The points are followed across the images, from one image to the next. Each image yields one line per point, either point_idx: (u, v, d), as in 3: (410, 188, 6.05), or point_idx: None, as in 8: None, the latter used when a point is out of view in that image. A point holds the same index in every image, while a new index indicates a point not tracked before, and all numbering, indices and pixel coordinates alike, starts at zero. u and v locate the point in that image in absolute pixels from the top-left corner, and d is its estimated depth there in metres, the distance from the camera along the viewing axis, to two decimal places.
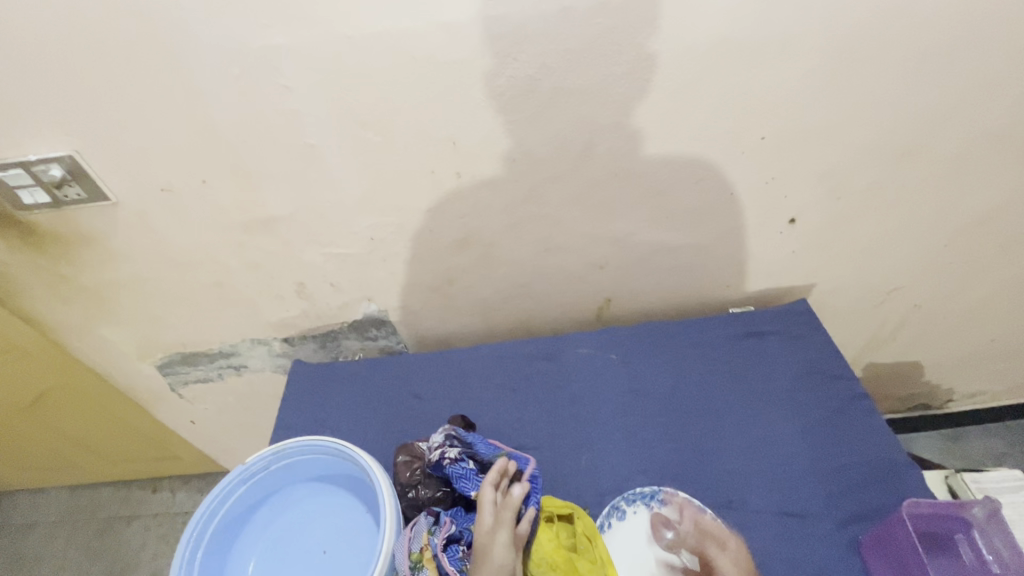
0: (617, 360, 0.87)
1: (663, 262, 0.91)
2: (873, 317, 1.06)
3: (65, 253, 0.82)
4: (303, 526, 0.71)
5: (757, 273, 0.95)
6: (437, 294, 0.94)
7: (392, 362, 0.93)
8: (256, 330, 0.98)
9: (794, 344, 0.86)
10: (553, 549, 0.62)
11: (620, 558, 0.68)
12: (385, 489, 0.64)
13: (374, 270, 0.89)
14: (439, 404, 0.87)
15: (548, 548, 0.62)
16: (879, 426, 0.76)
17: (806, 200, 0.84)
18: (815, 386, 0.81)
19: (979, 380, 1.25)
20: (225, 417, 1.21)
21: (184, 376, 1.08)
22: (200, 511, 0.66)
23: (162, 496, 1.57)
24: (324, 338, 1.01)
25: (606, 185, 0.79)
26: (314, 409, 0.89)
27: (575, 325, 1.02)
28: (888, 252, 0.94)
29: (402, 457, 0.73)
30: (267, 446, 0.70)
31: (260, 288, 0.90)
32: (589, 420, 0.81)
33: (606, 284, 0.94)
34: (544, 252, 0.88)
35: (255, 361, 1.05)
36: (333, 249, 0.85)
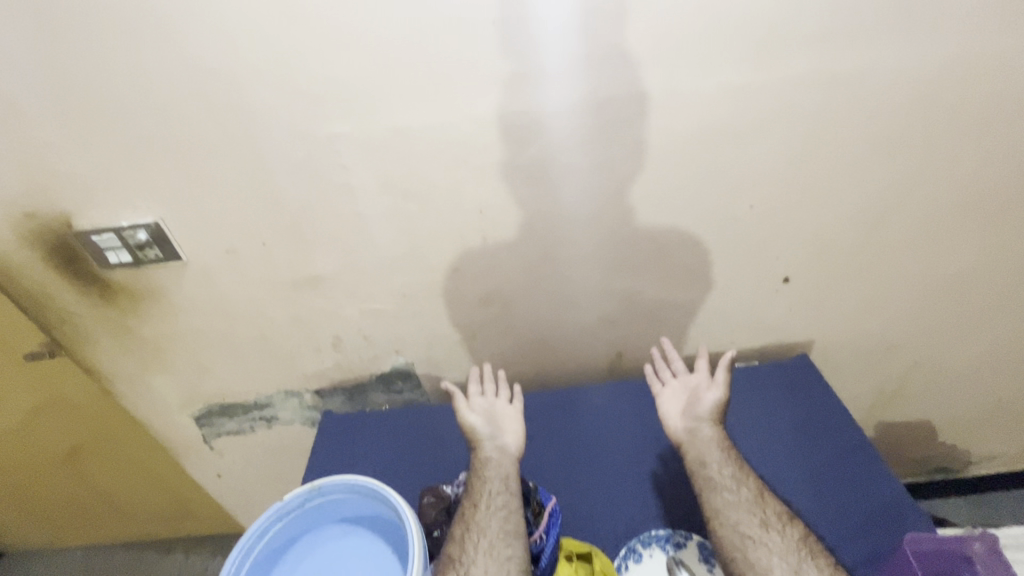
0: (628, 410, 0.93)
1: (670, 319, 0.99)
2: (876, 374, 1.10)
3: (134, 308, 0.93)
4: (332, 564, 0.74)
5: (760, 329, 1.02)
6: (461, 347, 1.01)
7: (417, 412, 0.99)
8: (291, 381, 1.06)
9: (797, 396, 0.92)
10: None
11: None
12: (414, 525, 0.68)
13: (404, 325, 0.97)
14: (462, 451, 0.92)
15: None
16: (884, 472, 0.79)
17: (797, 261, 0.93)
18: (818, 435, 0.86)
19: (995, 440, 1.26)
20: (251, 471, 1.25)
21: (218, 428, 1.14)
22: (240, 543, 0.70)
23: (176, 558, 1.56)
24: (353, 390, 1.08)
25: (615, 247, 0.89)
26: (344, 456, 0.94)
27: (589, 379, 1.08)
28: (881, 309, 1.00)
29: (426, 497, 0.78)
30: (304, 484, 0.75)
31: (300, 341, 0.99)
32: (604, 465, 0.86)
33: (617, 338, 1.01)
34: (559, 308, 0.97)
35: (286, 413, 1.11)
36: (369, 305, 0.94)
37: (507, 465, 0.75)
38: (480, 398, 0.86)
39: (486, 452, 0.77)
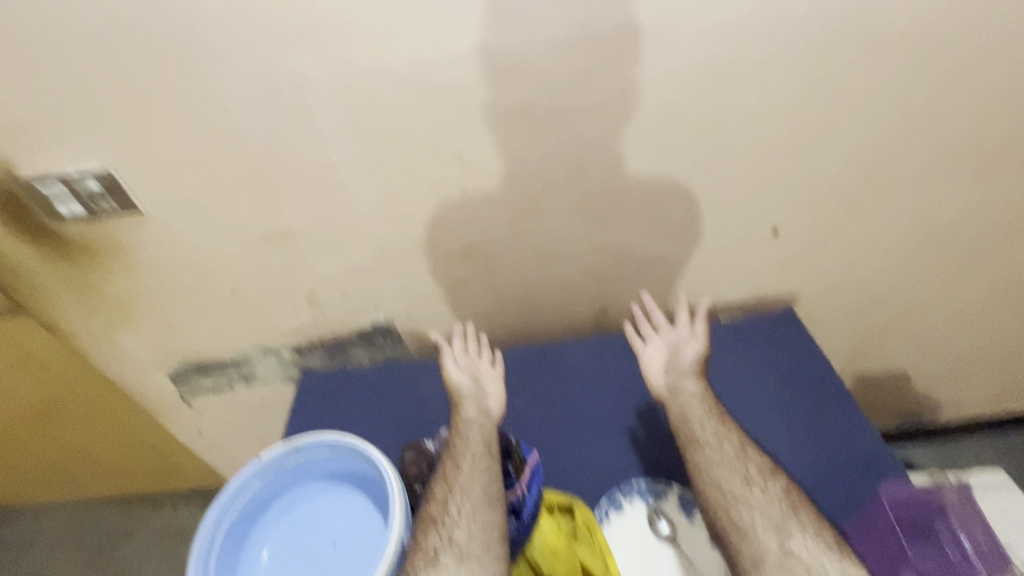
0: (612, 365, 0.93)
1: (656, 272, 0.97)
2: (857, 326, 1.10)
3: (94, 264, 0.88)
4: (314, 520, 0.73)
5: (746, 282, 1.00)
6: (442, 303, 0.98)
7: (398, 368, 0.97)
8: (268, 338, 1.03)
9: (779, 348, 0.92)
10: (554, 537, 0.66)
11: (619, 548, 0.71)
12: (394, 481, 0.67)
13: (381, 279, 0.94)
14: (444, 407, 0.91)
15: (549, 536, 0.66)
16: (861, 421, 0.80)
17: (787, 212, 0.90)
18: (798, 386, 0.86)
19: (966, 388, 1.29)
20: (233, 428, 1.24)
21: (196, 386, 1.12)
22: (217, 502, 0.69)
23: (165, 513, 1.58)
24: (332, 347, 1.05)
25: (600, 197, 0.85)
26: (324, 413, 0.93)
27: (572, 333, 1.06)
28: (867, 261, 0.99)
29: (408, 454, 0.77)
30: (281, 442, 0.74)
31: (273, 297, 0.95)
32: (586, 419, 0.86)
33: (602, 293, 0.99)
34: (542, 261, 0.94)
35: (265, 370, 1.09)
36: (344, 259, 0.90)
37: (487, 427, 0.76)
38: (462, 360, 0.89)
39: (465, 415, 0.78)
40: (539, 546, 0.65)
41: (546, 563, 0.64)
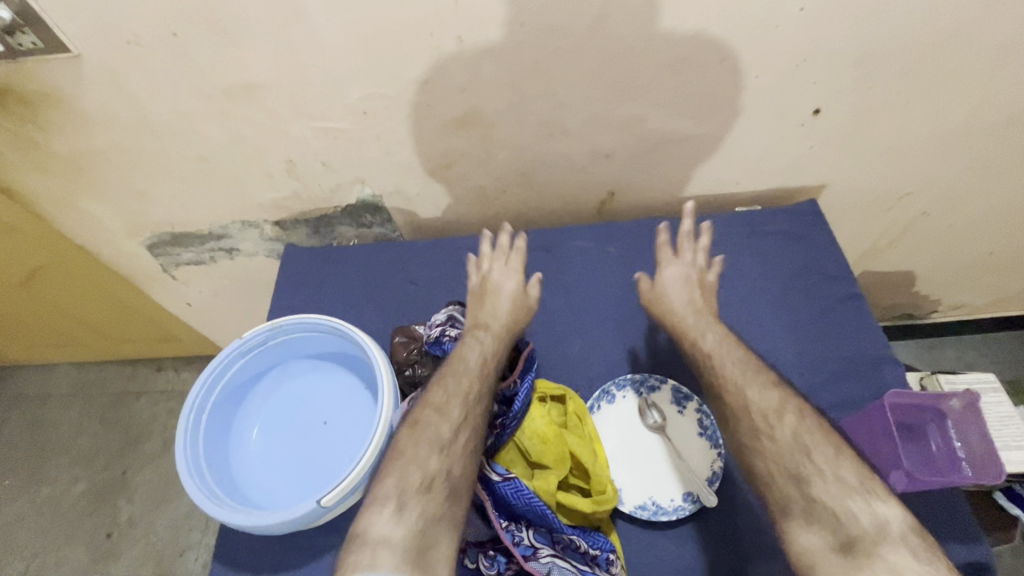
0: (615, 255, 0.87)
1: (674, 154, 0.86)
2: (879, 223, 1.03)
3: (33, 115, 0.76)
4: (303, 397, 0.73)
5: (770, 171, 0.90)
6: (433, 179, 0.89)
7: (387, 249, 0.91)
8: (246, 210, 0.95)
9: (795, 244, 0.86)
10: (544, 424, 0.65)
11: (608, 436, 0.71)
12: (383, 365, 0.66)
13: (366, 150, 0.83)
14: (435, 291, 0.87)
15: (540, 423, 0.65)
16: (869, 324, 0.77)
17: (834, 88, 0.78)
18: (810, 285, 0.82)
19: (968, 292, 1.27)
20: (222, 302, 1.21)
21: (176, 258, 1.07)
22: (202, 379, 0.67)
23: (167, 375, 1.63)
24: (316, 223, 0.98)
25: (621, 60, 0.72)
26: (309, 292, 0.89)
27: (575, 219, 0.99)
28: (909, 153, 0.89)
29: (398, 337, 0.74)
30: (264, 322, 0.70)
31: (246, 165, 0.85)
32: (583, 310, 0.82)
33: (610, 176, 0.90)
34: (548, 137, 0.83)
35: (247, 244, 1.03)
36: (321, 124, 0.79)
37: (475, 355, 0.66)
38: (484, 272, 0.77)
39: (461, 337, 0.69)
40: (529, 432, 0.65)
41: (537, 447, 0.64)
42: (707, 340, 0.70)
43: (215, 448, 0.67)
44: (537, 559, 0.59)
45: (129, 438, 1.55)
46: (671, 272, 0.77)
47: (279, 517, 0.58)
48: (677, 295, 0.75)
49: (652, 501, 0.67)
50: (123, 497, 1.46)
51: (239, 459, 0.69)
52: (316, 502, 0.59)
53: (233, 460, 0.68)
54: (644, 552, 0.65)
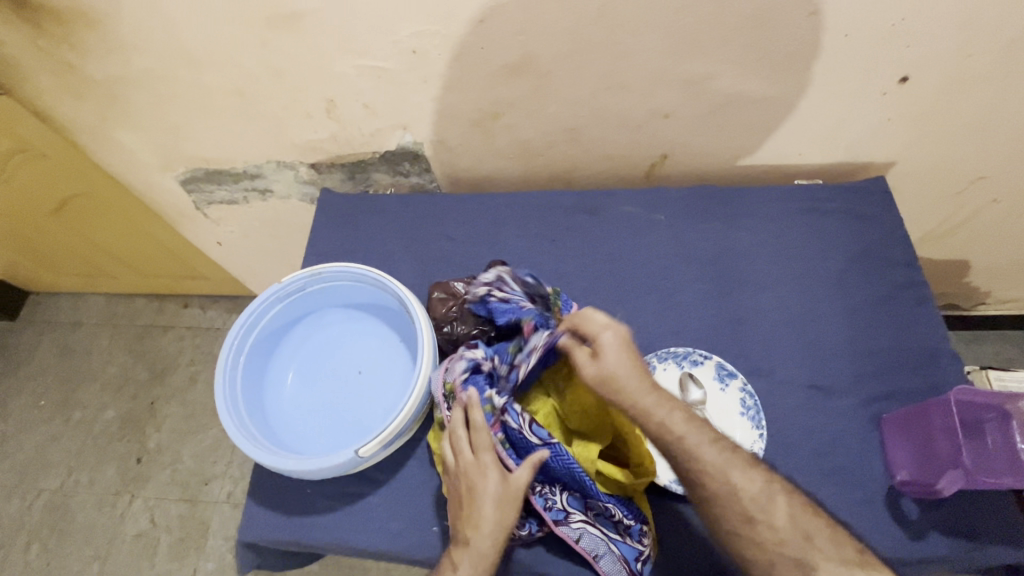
0: (663, 222, 0.83)
1: (737, 118, 0.81)
2: (943, 208, 0.97)
3: (69, 34, 0.73)
4: (338, 348, 0.72)
5: (837, 143, 0.84)
6: (477, 130, 0.85)
7: (425, 201, 0.89)
8: (281, 150, 0.92)
9: (857, 224, 0.81)
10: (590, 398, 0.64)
11: None
12: (423, 319, 0.64)
13: (410, 93, 0.79)
14: (473, 247, 0.84)
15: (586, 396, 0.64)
16: (927, 314, 0.74)
17: (926, 54, 0.71)
18: (869, 268, 0.78)
19: (1023, 286, 1.20)
20: (251, 243, 1.20)
21: (209, 196, 1.05)
22: (240, 321, 0.66)
23: (193, 312, 1.65)
24: (353, 169, 0.95)
25: (695, 8, 0.66)
26: (344, 240, 0.87)
27: (621, 182, 0.94)
28: (993, 132, 0.82)
29: (437, 293, 0.72)
30: (303, 268, 0.69)
31: (285, 102, 0.82)
32: (626, 277, 0.80)
33: (665, 138, 0.84)
34: (604, 91, 0.77)
35: (280, 186, 1.00)
36: (366, 62, 0.74)
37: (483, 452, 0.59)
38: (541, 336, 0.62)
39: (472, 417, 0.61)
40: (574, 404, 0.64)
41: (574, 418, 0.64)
42: (706, 453, 0.57)
43: (252, 392, 0.67)
44: (568, 524, 0.60)
45: (156, 371, 1.59)
46: (598, 368, 0.59)
47: (317, 463, 0.59)
48: (612, 369, 0.59)
49: None
50: (151, 426, 1.52)
51: (275, 404, 0.68)
52: (353, 452, 0.59)
53: (269, 405, 0.68)
54: (674, 525, 0.64)
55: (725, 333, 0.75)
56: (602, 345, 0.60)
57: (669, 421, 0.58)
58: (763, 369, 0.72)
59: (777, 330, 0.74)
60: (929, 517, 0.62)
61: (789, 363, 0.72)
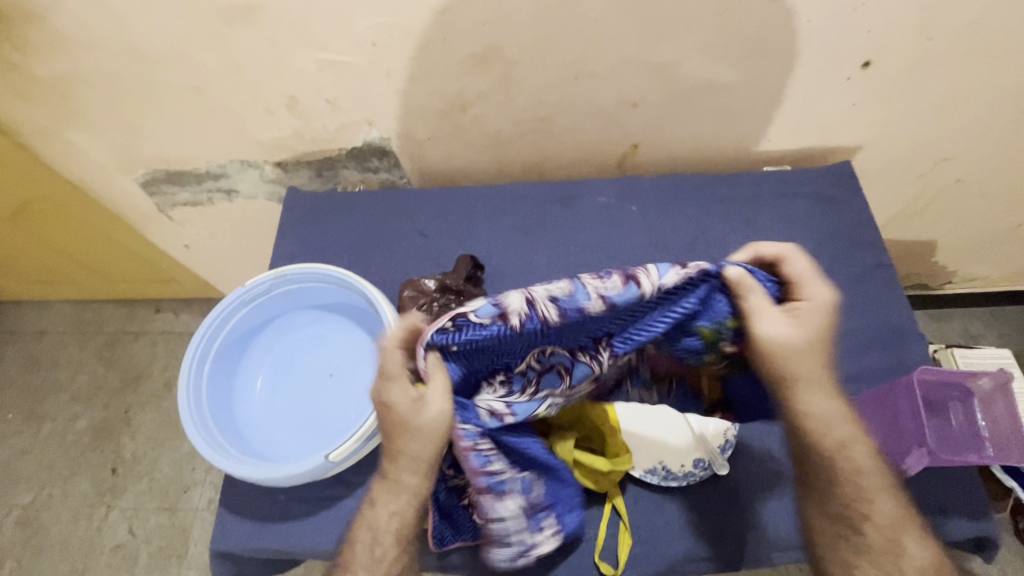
0: (636, 212, 0.83)
1: (706, 105, 0.80)
2: (910, 189, 0.98)
3: (10, 31, 0.70)
4: (309, 350, 0.71)
5: (807, 128, 0.85)
6: (446, 122, 0.83)
7: (396, 197, 0.87)
8: (243, 148, 0.89)
9: (826, 208, 0.82)
10: None
11: None
12: (392, 318, 0.63)
13: (374, 86, 0.77)
14: (445, 242, 0.82)
15: None
16: (895, 296, 0.75)
17: (889, 36, 0.71)
18: (838, 252, 0.79)
19: (989, 263, 1.23)
20: (220, 245, 1.17)
21: (173, 198, 1.02)
22: (203, 327, 0.64)
23: (165, 316, 1.61)
24: (320, 165, 0.92)
25: None
26: (312, 239, 0.85)
27: (594, 173, 0.94)
28: (955, 113, 0.83)
29: (407, 292, 0.71)
30: (267, 270, 0.67)
31: (245, 98, 0.79)
32: (600, 268, 0.79)
33: (637, 126, 0.84)
34: (572, 80, 0.76)
35: (246, 186, 0.98)
36: (327, 55, 0.72)
37: None
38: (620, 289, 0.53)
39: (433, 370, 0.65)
40: None
41: None
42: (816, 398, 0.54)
43: (219, 399, 0.65)
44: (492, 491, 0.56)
45: (130, 378, 1.54)
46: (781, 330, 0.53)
47: (287, 470, 0.57)
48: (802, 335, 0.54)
49: (661, 466, 0.62)
50: (126, 435, 1.48)
51: (244, 410, 0.67)
52: (323, 456, 0.57)
53: (237, 412, 0.66)
54: (653, 515, 0.63)
55: None
56: (799, 309, 0.54)
57: (819, 405, 0.54)
58: None
59: None
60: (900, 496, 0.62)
61: None
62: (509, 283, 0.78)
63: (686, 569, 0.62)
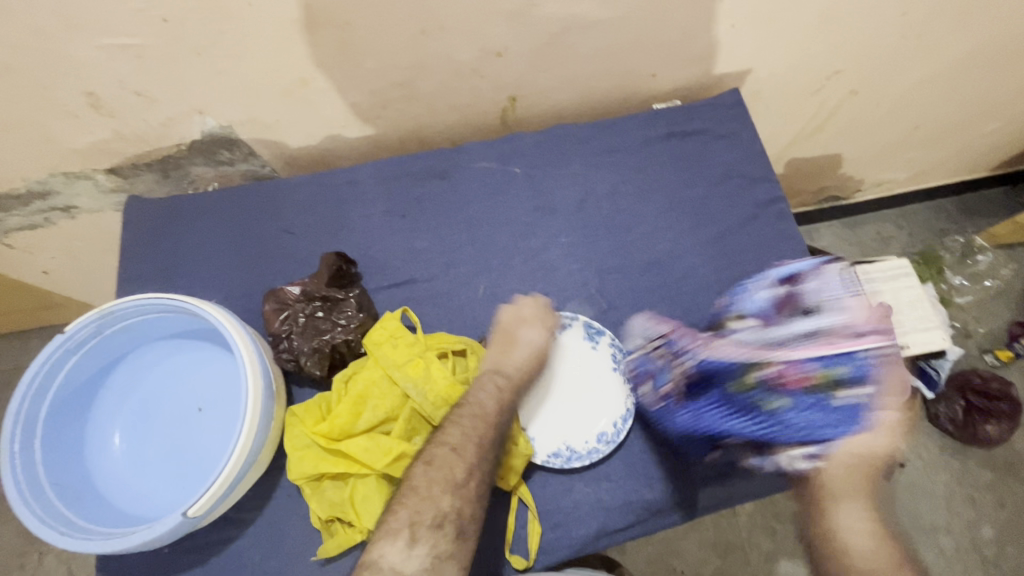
0: (520, 175, 0.76)
1: (578, 44, 0.72)
2: (806, 107, 0.95)
3: None
4: (171, 389, 0.64)
5: (690, 57, 0.78)
6: (290, 102, 0.72)
7: (253, 192, 0.76)
8: (60, 159, 0.75)
9: (715, 144, 0.78)
10: (448, 386, 0.60)
11: None
12: (242, 344, 0.56)
13: (188, 69, 0.65)
14: (316, 239, 0.74)
15: (442, 385, 0.59)
16: (786, 230, 0.73)
17: None
18: (731, 191, 0.75)
19: (893, 168, 1.24)
20: (85, 267, 1.02)
21: (1, 225, 0.86)
22: (21, 391, 0.54)
23: None
24: (164, 166, 0.80)
25: None
26: (166, 255, 0.74)
27: (477, 133, 0.85)
28: (838, 24, 0.78)
29: (269, 305, 0.64)
30: (89, 311, 0.57)
31: (32, 102, 0.65)
32: (488, 243, 0.73)
33: (507, 78, 0.75)
34: (421, 35, 0.66)
35: (85, 200, 0.84)
36: (110, 40, 0.60)
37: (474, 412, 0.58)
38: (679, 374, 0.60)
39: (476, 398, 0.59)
40: (429, 396, 0.59)
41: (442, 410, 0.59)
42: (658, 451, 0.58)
43: (67, 466, 0.57)
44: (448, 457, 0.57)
45: None
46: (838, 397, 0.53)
47: (143, 537, 0.50)
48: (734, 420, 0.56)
49: (565, 447, 0.64)
50: None
51: (104, 470, 0.60)
52: (180, 514, 0.50)
53: (96, 474, 0.59)
54: (560, 498, 0.62)
55: (595, 285, 0.71)
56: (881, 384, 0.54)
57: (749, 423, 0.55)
58: (633, 317, 0.70)
59: (644, 273, 0.72)
60: None
61: (661, 305, 0.70)
62: (391, 274, 0.72)
63: (598, 546, 0.62)
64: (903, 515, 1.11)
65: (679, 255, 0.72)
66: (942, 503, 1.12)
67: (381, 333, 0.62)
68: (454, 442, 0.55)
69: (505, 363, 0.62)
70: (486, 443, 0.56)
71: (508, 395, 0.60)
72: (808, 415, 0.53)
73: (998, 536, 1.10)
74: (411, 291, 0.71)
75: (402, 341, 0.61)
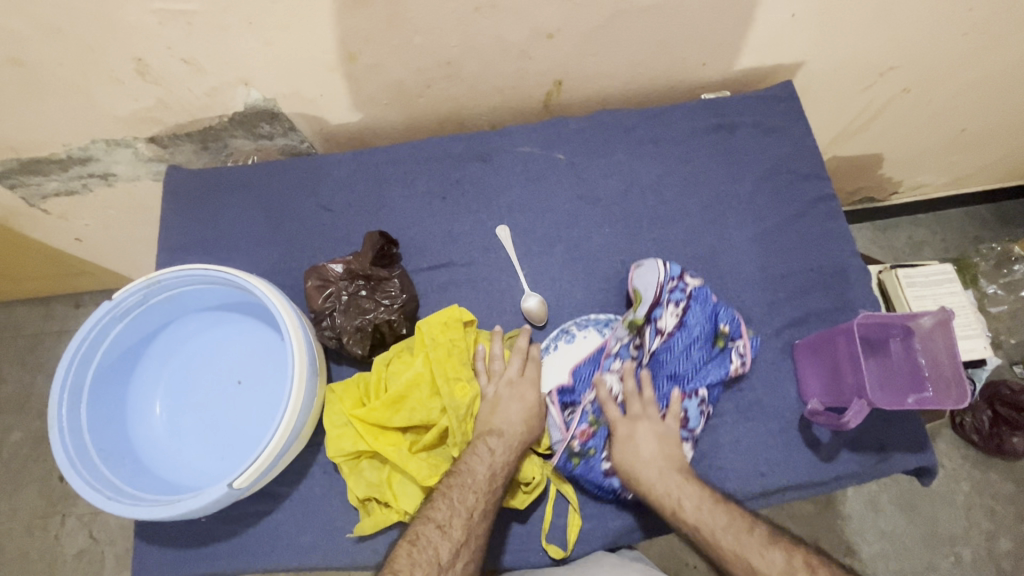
0: (563, 161, 0.75)
1: (631, 28, 0.70)
2: (856, 103, 0.92)
3: None
4: (210, 360, 0.64)
5: (744, 47, 0.76)
6: (335, 77, 0.71)
7: (291, 168, 0.76)
8: (102, 125, 0.74)
9: (765, 138, 0.75)
10: (481, 391, 0.62)
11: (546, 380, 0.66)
12: (289, 320, 0.56)
13: (237, 38, 0.64)
14: (354, 217, 0.73)
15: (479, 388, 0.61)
16: (836, 230, 0.72)
17: None
18: (778, 187, 0.74)
19: (935, 171, 1.20)
20: (116, 234, 1.02)
21: (39, 189, 0.86)
22: (68, 356, 0.55)
23: None
24: (203, 137, 0.79)
25: None
26: (205, 227, 0.74)
27: (517, 116, 0.84)
28: (900, 18, 0.75)
29: (311, 281, 0.63)
30: (136, 279, 0.57)
31: (79, 66, 0.65)
32: (528, 230, 0.72)
33: (555, 61, 0.73)
34: (473, 13, 0.64)
35: (123, 168, 0.83)
36: (162, 5, 0.59)
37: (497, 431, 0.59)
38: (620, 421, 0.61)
39: (500, 420, 0.59)
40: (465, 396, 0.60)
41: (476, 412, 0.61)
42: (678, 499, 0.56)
43: (109, 432, 0.58)
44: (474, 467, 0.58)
45: None
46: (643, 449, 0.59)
47: (188, 505, 0.51)
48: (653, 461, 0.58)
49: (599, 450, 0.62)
50: None
51: (144, 438, 0.60)
52: (226, 485, 0.51)
53: (136, 442, 0.60)
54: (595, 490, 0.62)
55: None
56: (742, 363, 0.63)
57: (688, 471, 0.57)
58: None
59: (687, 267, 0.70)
60: (841, 438, 0.63)
61: None
62: (430, 257, 0.71)
63: (633, 538, 0.61)
64: (921, 523, 1.10)
65: (722, 251, 0.71)
66: (961, 513, 1.10)
67: (435, 324, 0.62)
68: (440, 518, 0.53)
69: (495, 419, 0.59)
70: (476, 516, 0.54)
71: (503, 456, 0.57)
72: (710, 374, 0.63)
73: (1016, 549, 1.08)
74: (450, 274, 0.70)
75: (454, 342, 0.62)
